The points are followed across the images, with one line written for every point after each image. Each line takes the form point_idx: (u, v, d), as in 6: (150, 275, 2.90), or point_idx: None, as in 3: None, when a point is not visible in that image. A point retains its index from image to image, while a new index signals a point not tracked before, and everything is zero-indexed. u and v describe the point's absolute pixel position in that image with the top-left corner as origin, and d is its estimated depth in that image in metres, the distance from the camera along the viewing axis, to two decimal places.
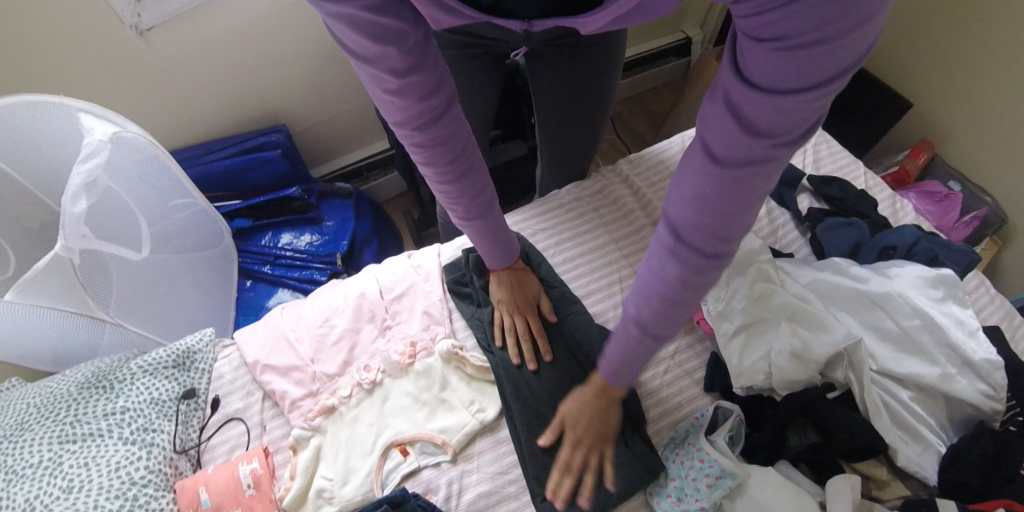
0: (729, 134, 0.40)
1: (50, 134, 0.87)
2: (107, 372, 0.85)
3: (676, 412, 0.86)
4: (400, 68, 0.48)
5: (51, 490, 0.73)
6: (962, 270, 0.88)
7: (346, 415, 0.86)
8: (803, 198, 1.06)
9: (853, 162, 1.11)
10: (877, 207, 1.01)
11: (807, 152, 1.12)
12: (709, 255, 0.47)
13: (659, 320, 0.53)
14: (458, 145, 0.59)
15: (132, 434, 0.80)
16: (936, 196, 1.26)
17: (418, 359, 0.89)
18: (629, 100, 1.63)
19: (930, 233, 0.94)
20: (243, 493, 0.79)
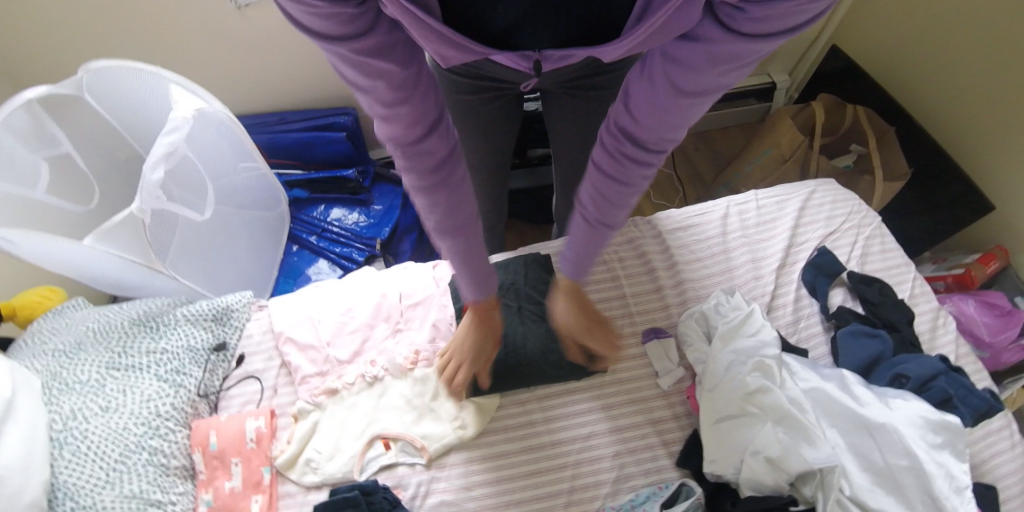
0: (681, 84, 0.47)
1: (141, 97, 1.00)
2: (157, 314, 0.98)
3: (642, 477, 0.90)
4: (398, 103, 0.45)
5: (92, 406, 0.87)
6: (974, 417, 0.85)
7: (346, 398, 0.96)
8: (839, 293, 1.03)
9: (903, 267, 1.07)
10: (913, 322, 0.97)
11: (856, 245, 1.09)
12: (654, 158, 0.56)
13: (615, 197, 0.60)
14: (456, 195, 0.55)
15: (166, 373, 0.93)
16: (997, 309, 1.15)
17: (418, 367, 0.97)
18: (695, 137, 1.65)
19: (955, 369, 0.91)
20: (245, 445, 0.91)
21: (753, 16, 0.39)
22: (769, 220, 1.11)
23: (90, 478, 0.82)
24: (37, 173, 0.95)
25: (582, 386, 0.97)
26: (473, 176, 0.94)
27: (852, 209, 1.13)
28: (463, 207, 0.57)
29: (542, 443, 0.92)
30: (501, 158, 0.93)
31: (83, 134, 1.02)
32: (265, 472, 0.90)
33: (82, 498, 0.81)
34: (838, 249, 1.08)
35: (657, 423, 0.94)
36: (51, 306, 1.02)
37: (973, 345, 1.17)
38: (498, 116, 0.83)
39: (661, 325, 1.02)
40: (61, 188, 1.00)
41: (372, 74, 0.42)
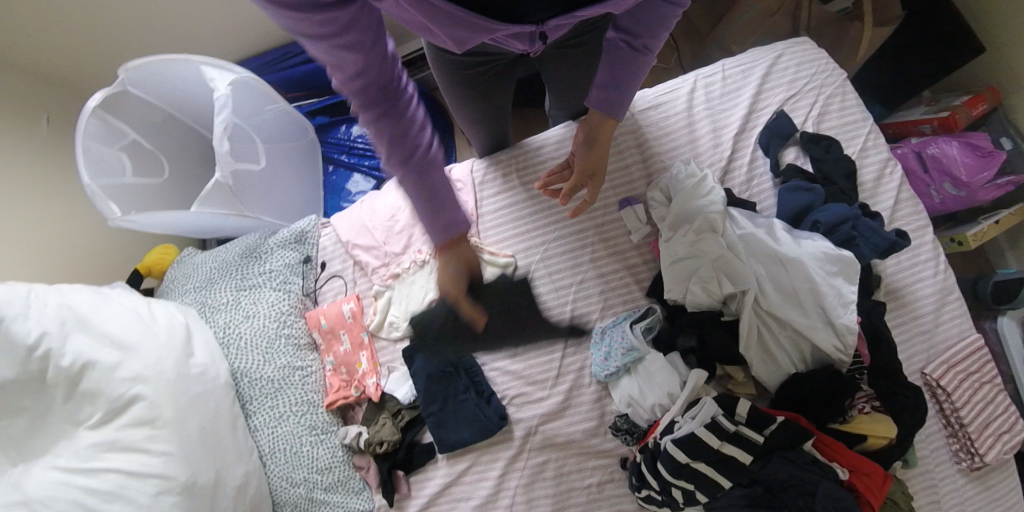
0: None
1: (163, 82, 1.31)
2: (257, 246, 1.34)
3: (620, 306, 1.26)
4: (344, 42, 0.56)
5: (237, 316, 1.27)
6: (877, 251, 1.12)
7: (407, 280, 1.32)
8: (791, 151, 1.28)
9: (856, 120, 1.31)
10: (851, 175, 1.23)
11: (814, 106, 1.31)
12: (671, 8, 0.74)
13: (649, 32, 0.77)
14: (402, 123, 0.66)
15: (278, 285, 1.31)
16: (981, 152, 1.48)
17: (452, 249, 1.31)
18: None
19: (871, 214, 1.15)
20: (346, 320, 1.31)
21: None
22: (735, 93, 1.33)
23: (254, 360, 1.26)
24: (122, 163, 1.30)
25: (579, 251, 1.29)
26: (479, 125, 1.24)
27: (814, 71, 1.32)
28: (409, 127, 0.67)
29: (547, 288, 1.29)
30: (494, 112, 1.20)
31: (136, 115, 1.34)
32: (364, 336, 1.32)
33: (252, 373, 1.25)
34: (796, 110, 1.31)
35: (631, 267, 1.27)
36: (171, 260, 1.38)
37: (954, 183, 1.50)
38: (493, 84, 1.08)
39: (633, 194, 1.29)
40: (140, 169, 1.36)
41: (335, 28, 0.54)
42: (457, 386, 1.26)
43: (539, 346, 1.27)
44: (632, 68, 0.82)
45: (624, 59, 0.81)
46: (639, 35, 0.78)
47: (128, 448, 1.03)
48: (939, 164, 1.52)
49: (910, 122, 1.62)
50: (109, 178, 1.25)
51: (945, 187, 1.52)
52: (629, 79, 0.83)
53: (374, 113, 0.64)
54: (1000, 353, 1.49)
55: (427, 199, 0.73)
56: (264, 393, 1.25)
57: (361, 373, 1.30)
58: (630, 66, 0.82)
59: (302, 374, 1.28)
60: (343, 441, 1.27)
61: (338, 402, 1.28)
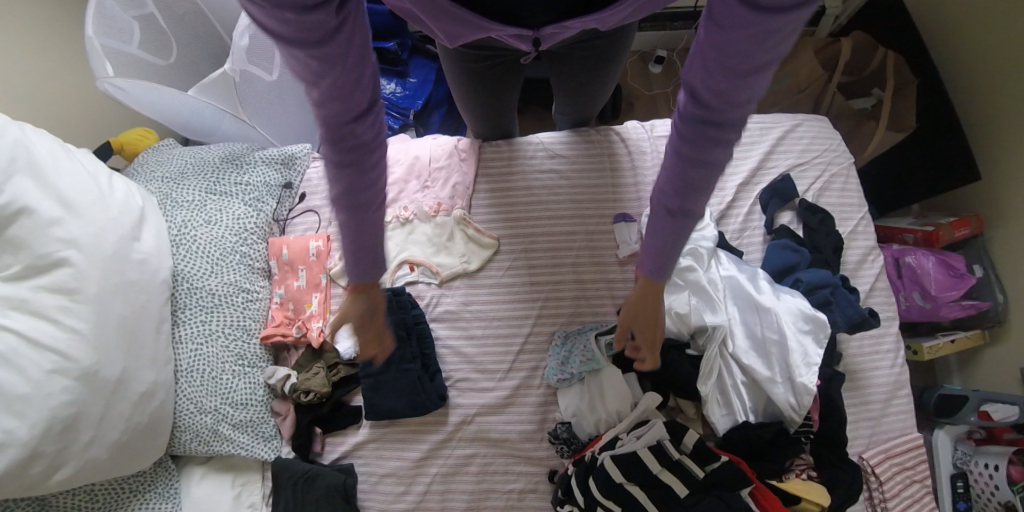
0: (712, 127, 0.51)
1: None
2: (241, 154, 1.27)
3: (589, 316, 1.23)
4: (324, 75, 0.45)
5: (197, 219, 1.19)
6: (848, 323, 1.13)
7: (383, 233, 1.27)
8: (786, 215, 1.32)
9: (852, 203, 1.36)
10: (838, 249, 1.26)
11: (818, 179, 1.35)
12: (691, 210, 0.61)
13: (684, 204, 0.60)
14: (366, 156, 0.54)
15: (250, 201, 1.24)
16: (955, 272, 1.57)
17: (439, 215, 1.27)
18: None
19: (849, 288, 1.17)
20: (309, 257, 1.25)
21: (768, 52, 0.43)
22: (748, 145, 1.36)
23: (201, 269, 1.16)
24: (131, 31, 1.23)
25: (563, 252, 1.27)
26: (482, 111, 1.21)
27: (825, 147, 1.38)
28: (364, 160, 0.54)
29: (522, 279, 1.25)
30: (501, 103, 1.18)
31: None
32: (322, 277, 1.25)
33: (195, 280, 1.16)
34: (801, 178, 1.35)
35: (611, 282, 1.25)
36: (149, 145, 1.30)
37: (921, 294, 1.61)
38: (501, 74, 1.06)
39: (629, 211, 1.29)
40: (149, 44, 1.29)
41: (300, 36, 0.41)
42: (404, 353, 1.18)
43: (498, 334, 1.23)
44: (675, 237, 0.65)
45: (655, 222, 0.65)
46: (674, 209, 0.61)
47: (36, 314, 0.94)
48: (914, 273, 1.61)
49: (897, 229, 1.70)
50: (111, 40, 1.19)
51: (913, 296, 1.62)
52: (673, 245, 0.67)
53: (342, 152, 0.52)
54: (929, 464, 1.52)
55: (366, 245, 0.63)
56: (200, 306, 1.16)
57: (308, 314, 1.23)
58: (659, 229, 0.65)
59: (246, 298, 1.19)
60: (267, 380, 1.19)
61: (274, 338, 1.20)
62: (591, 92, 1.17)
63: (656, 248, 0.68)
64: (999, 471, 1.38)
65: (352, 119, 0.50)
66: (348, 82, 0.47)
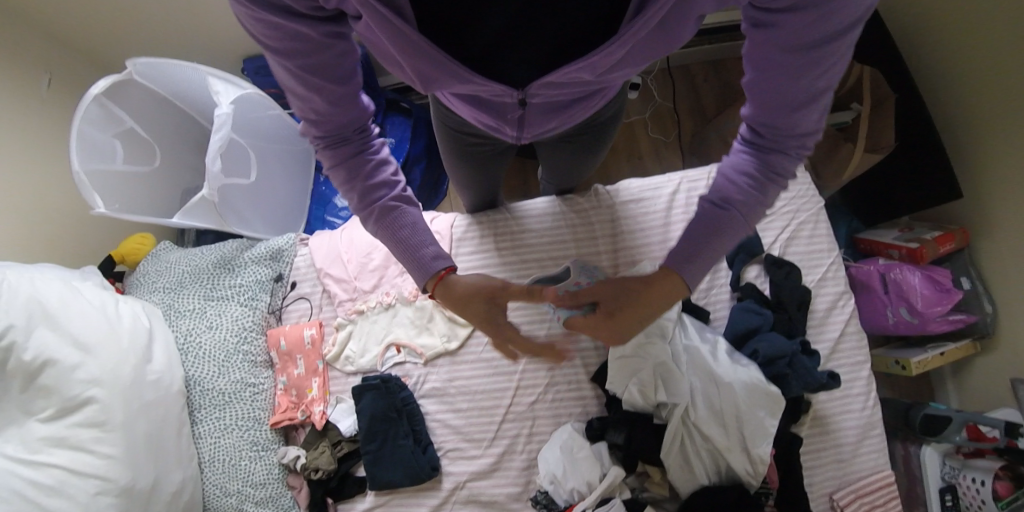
0: (773, 112, 0.60)
1: (169, 77, 1.35)
2: (234, 258, 1.40)
3: (563, 384, 1.33)
4: (307, 64, 0.57)
5: (200, 326, 1.32)
6: (805, 389, 1.19)
7: (368, 316, 1.38)
8: (754, 269, 1.36)
9: (821, 250, 1.38)
10: (803, 304, 1.29)
11: (785, 229, 1.39)
12: (734, 202, 0.68)
13: (732, 190, 0.68)
14: (373, 173, 0.71)
15: (245, 300, 1.36)
16: (940, 286, 1.53)
17: (419, 298, 1.37)
18: (709, 64, 1.89)
19: (810, 354, 1.23)
20: (305, 345, 1.36)
21: (810, 58, 0.53)
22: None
23: (209, 371, 1.31)
24: (113, 150, 1.33)
25: (535, 325, 1.36)
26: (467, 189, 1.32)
27: (793, 195, 1.40)
28: (376, 168, 0.71)
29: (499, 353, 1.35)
30: (490, 180, 1.28)
31: (133, 103, 1.37)
32: (319, 363, 1.37)
33: (205, 382, 1.30)
34: (768, 230, 1.39)
35: (583, 352, 1.34)
36: (146, 251, 1.43)
37: (907, 310, 1.57)
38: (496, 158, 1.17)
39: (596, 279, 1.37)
40: (130, 155, 1.38)
41: (289, 38, 0.54)
42: (397, 431, 1.31)
43: (482, 406, 1.34)
44: (713, 229, 0.69)
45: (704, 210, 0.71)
46: (726, 196, 0.68)
47: (73, 446, 1.07)
48: (899, 288, 1.57)
49: (879, 243, 1.67)
50: (97, 164, 1.28)
51: (899, 311, 1.59)
52: (730, 232, 0.69)
53: (349, 164, 0.69)
54: (918, 475, 1.62)
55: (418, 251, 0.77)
56: (212, 403, 1.31)
57: (309, 398, 1.35)
58: (702, 219, 0.70)
59: (253, 391, 1.33)
60: (281, 460, 1.32)
61: (282, 423, 1.33)
62: (571, 167, 1.29)
63: (693, 243, 0.70)
64: (986, 486, 1.45)
65: (343, 133, 0.67)
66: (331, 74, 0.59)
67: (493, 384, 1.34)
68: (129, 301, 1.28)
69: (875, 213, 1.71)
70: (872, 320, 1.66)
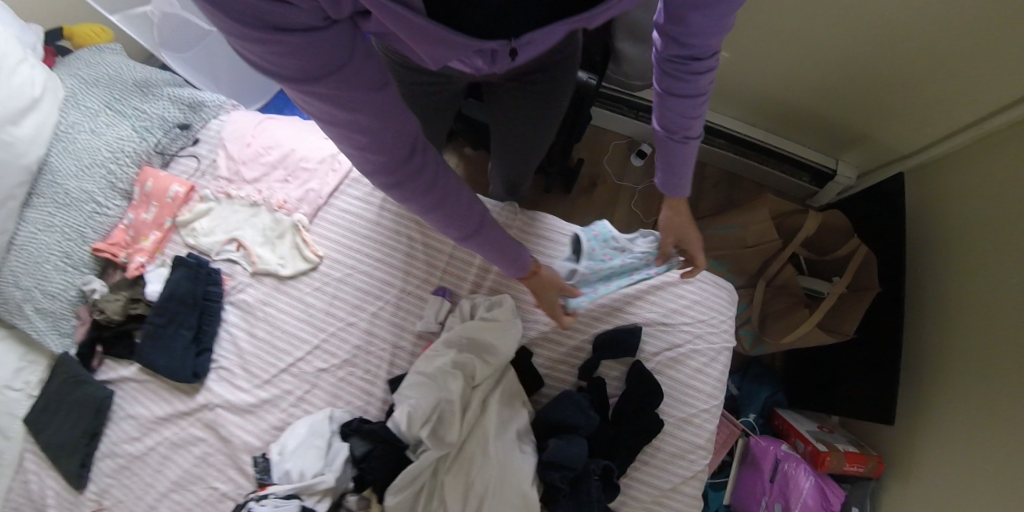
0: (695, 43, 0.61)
1: None
2: (152, 84, 1.38)
3: (359, 369, 1.19)
4: (359, 107, 0.47)
5: (87, 125, 1.30)
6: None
7: (233, 202, 1.31)
8: (615, 367, 1.16)
9: (701, 391, 1.13)
10: (637, 432, 1.08)
11: (675, 346, 1.16)
12: (686, 129, 0.72)
13: (689, 123, 0.71)
14: (454, 196, 0.62)
15: (138, 127, 1.34)
16: (826, 501, 1.22)
17: (282, 212, 1.27)
18: (726, 173, 1.73)
19: (607, 490, 1.05)
20: (166, 198, 1.31)
21: None
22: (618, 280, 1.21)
23: (71, 168, 1.28)
24: None
25: (369, 299, 1.22)
26: None
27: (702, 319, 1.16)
28: (450, 193, 0.61)
29: (320, 306, 1.23)
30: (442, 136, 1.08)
31: None
32: (168, 221, 1.32)
33: (59, 176, 1.26)
34: (656, 338, 1.17)
35: (394, 351, 1.19)
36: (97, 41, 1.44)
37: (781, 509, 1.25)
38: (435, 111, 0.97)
39: (449, 288, 1.22)
40: None
41: (330, 89, 0.45)
42: (184, 319, 1.21)
43: (275, 346, 1.22)
44: (688, 156, 0.76)
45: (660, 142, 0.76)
46: (681, 130, 0.72)
47: None
48: (785, 483, 1.26)
49: (791, 429, 1.38)
50: None
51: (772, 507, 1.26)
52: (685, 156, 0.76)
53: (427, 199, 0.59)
54: None
55: (499, 252, 0.74)
56: (56, 198, 1.26)
57: (139, 247, 1.30)
58: (671, 153, 0.76)
59: (96, 209, 1.29)
60: (82, 285, 1.26)
61: (103, 254, 1.28)
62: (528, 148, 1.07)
63: (682, 175, 0.79)
64: None
65: (412, 161, 0.55)
66: (372, 104, 0.47)
67: (292, 328, 1.22)
68: (38, 68, 1.26)
69: (808, 398, 1.42)
70: (740, 498, 1.33)
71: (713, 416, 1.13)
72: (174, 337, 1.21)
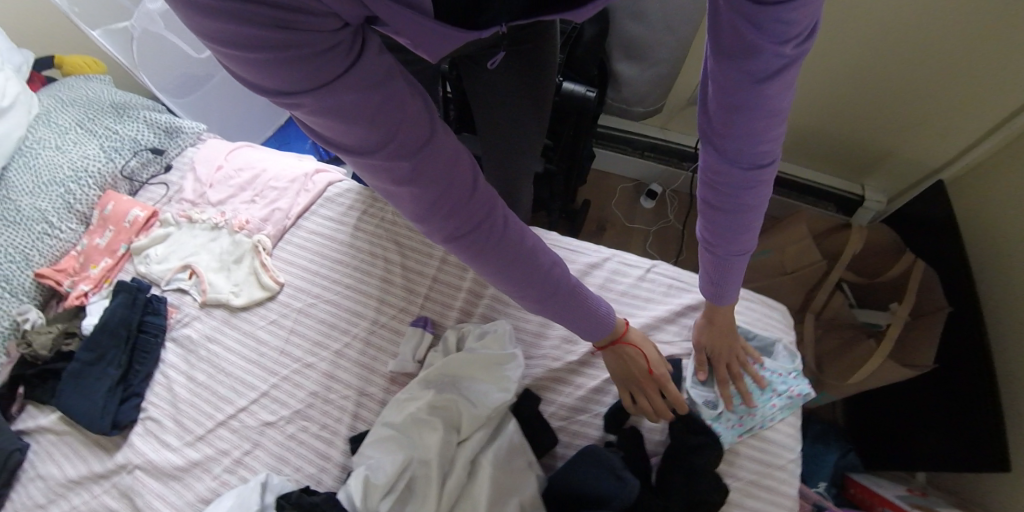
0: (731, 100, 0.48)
1: None
2: (132, 106, 1.20)
3: (317, 421, 0.91)
4: (339, 114, 0.41)
5: (52, 141, 1.11)
6: None
7: (195, 226, 1.11)
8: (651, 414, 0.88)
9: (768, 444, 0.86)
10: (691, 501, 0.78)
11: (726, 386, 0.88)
12: (738, 235, 0.58)
13: (732, 222, 0.57)
14: (492, 233, 0.53)
15: (108, 148, 1.14)
16: None
17: (242, 233, 1.07)
18: None
19: None
20: (123, 223, 1.11)
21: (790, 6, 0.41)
22: (639, 306, 0.98)
23: (28, 184, 1.07)
24: None
25: (334, 333, 0.98)
26: None
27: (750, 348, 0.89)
28: (488, 231, 0.52)
29: (276, 342, 0.98)
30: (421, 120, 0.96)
31: None
32: (123, 247, 1.10)
33: (13, 193, 1.06)
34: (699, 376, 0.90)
35: (361, 397, 0.92)
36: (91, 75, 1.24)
37: None
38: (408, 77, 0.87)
39: (429, 318, 0.96)
40: None
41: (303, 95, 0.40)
42: (113, 356, 0.96)
43: (215, 392, 0.95)
44: (735, 257, 0.60)
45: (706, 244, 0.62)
46: (721, 228, 0.58)
47: None
48: None
49: None
50: None
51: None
52: (745, 224, 0.57)
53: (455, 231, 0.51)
54: None
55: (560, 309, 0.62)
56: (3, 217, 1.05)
57: (86, 275, 1.08)
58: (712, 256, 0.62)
59: (46, 230, 1.07)
60: (16, 316, 1.02)
61: (46, 281, 1.05)
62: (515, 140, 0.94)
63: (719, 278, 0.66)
64: None
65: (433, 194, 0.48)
66: (362, 116, 0.42)
67: (237, 370, 0.97)
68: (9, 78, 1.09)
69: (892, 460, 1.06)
70: None
71: (787, 475, 0.86)
72: (101, 379, 0.95)
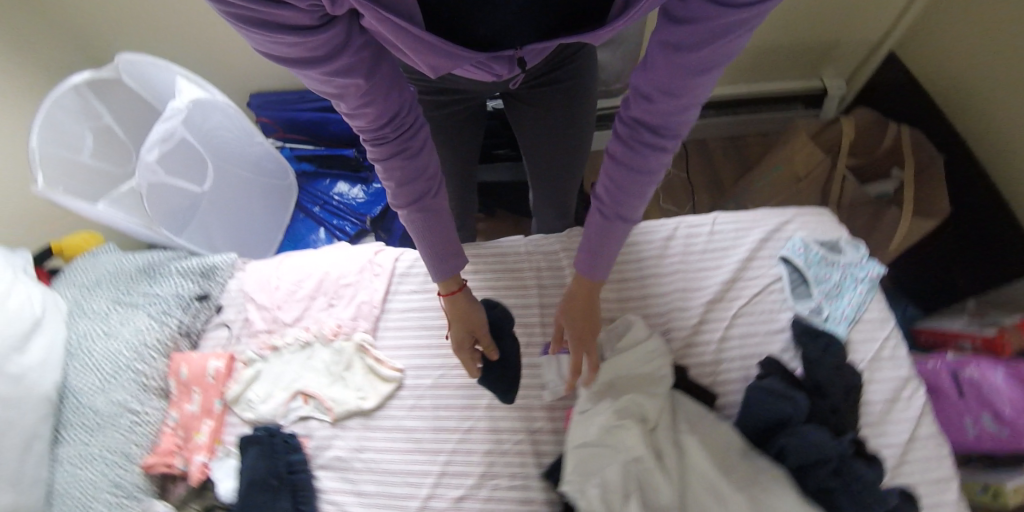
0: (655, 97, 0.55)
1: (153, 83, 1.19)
2: (157, 264, 1.16)
3: (505, 476, 0.94)
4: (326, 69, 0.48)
5: (97, 328, 1.06)
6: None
7: (283, 353, 1.09)
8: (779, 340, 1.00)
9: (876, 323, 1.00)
10: (852, 392, 0.90)
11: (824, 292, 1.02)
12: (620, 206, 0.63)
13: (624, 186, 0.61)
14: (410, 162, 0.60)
15: (155, 313, 1.10)
16: None
17: (338, 339, 1.08)
18: (727, 141, 1.62)
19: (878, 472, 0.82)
20: (206, 379, 1.05)
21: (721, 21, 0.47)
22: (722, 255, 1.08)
23: (92, 383, 1.02)
24: (83, 140, 1.14)
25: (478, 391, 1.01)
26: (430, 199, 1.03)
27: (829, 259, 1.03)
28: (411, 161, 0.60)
29: (425, 424, 1.00)
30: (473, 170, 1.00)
31: None
32: (217, 403, 1.05)
33: (84, 394, 1.01)
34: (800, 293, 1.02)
35: (534, 436, 0.96)
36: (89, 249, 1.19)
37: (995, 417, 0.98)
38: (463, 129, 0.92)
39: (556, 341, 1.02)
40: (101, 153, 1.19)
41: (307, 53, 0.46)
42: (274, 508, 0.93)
43: (391, 496, 0.95)
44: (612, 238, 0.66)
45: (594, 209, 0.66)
46: (621, 205, 0.63)
47: None
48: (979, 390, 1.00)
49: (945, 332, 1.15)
50: (59, 149, 1.07)
51: (983, 420, 0.99)
52: (611, 236, 0.65)
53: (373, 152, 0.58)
54: None
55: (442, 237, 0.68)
56: (83, 424, 1.00)
57: (195, 444, 1.01)
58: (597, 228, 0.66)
59: (131, 420, 1.01)
60: None
61: (157, 469, 0.99)
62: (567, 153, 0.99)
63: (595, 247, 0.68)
64: None
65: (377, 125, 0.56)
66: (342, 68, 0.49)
67: (403, 465, 0.97)
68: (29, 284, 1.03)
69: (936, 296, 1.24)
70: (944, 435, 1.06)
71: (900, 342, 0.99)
72: None
